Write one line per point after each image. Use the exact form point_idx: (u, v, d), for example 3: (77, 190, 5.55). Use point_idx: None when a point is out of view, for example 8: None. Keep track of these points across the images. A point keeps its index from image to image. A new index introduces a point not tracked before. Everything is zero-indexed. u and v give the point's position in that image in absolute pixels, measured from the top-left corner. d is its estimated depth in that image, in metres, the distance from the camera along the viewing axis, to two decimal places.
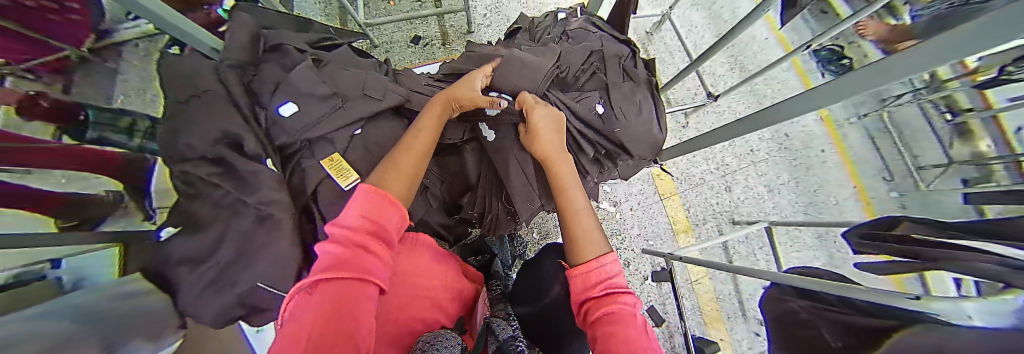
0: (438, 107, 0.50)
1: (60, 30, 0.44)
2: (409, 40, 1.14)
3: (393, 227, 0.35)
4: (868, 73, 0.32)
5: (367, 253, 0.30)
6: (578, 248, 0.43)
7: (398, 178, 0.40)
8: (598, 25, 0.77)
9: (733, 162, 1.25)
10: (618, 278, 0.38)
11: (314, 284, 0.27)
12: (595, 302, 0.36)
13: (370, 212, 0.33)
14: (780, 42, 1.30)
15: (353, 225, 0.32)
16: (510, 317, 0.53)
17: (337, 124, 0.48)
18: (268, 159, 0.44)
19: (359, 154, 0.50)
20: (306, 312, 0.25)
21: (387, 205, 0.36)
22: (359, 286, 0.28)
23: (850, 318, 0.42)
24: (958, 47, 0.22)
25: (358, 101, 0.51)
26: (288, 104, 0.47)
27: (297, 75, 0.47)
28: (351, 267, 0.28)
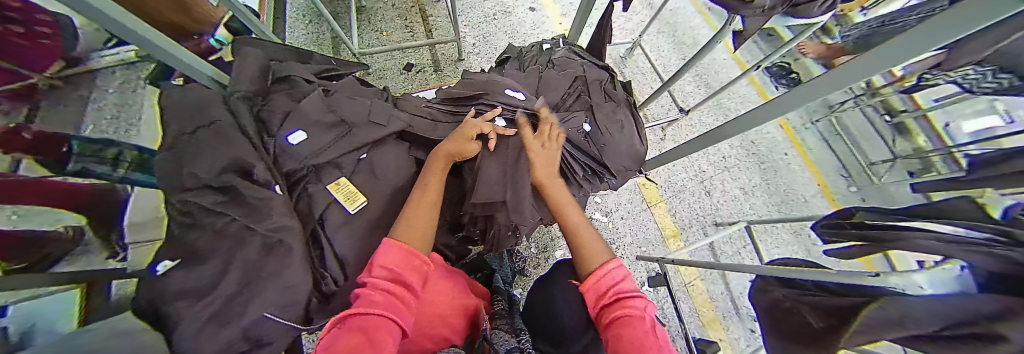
0: (441, 160, 0.54)
1: (32, 55, 0.41)
2: (401, 68, 1.19)
3: (409, 268, 0.40)
4: (852, 68, 0.36)
5: (392, 296, 0.36)
6: (583, 258, 0.46)
7: (415, 229, 0.45)
8: (579, 54, 0.85)
9: (709, 169, 1.35)
10: (624, 284, 0.41)
11: (346, 320, 0.33)
12: (606, 309, 0.39)
13: (391, 260, 0.40)
14: (737, 63, 1.47)
15: (381, 276, 0.38)
16: (517, 330, 0.55)
17: (345, 149, 0.51)
18: (277, 185, 0.45)
19: (364, 178, 0.52)
20: (338, 340, 0.29)
21: (406, 255, 0.41)
22: (381, 320, 0.32)
23: (820, 301, 0.48)
24: (933, 35, 0.26)
25: (363, 127, 0.53)
26: (297, 132, 0.48)
27: (308, 104, 0.50)
28: (375, 306, 0.34)
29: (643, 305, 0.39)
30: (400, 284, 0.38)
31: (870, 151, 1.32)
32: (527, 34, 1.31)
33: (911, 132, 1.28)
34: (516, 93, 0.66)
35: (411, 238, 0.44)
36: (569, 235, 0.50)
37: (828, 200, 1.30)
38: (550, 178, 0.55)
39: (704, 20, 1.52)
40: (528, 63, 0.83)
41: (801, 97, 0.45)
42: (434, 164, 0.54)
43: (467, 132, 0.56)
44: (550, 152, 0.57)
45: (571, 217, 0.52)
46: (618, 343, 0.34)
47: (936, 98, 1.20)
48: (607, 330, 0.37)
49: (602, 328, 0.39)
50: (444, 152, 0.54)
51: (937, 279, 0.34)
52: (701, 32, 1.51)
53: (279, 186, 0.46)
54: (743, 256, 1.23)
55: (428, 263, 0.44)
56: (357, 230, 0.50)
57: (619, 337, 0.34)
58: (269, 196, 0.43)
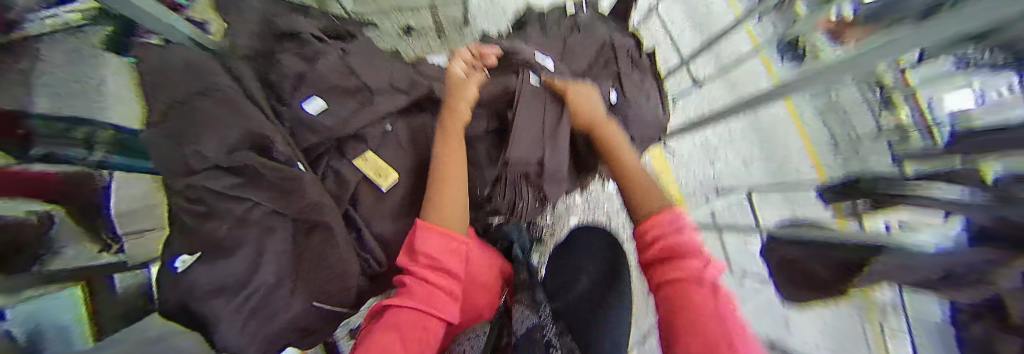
0: (449, 121, 0.49)
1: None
2: (401, 31, 1.07)
3: (448, 252, 0.39)
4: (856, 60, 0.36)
5: (432, 288, 0.36)
6: (644, 202, 0.47)
7: (451, 218, 0.41)
8: (605, 18, 0.78)
9: (716, 143, 1.36)
10: (686, 242, 0.40)
11: (391, 310, 0.35)
12: (662, 263, 0.40)
13: (428, 244, 0.38)
14: None
15: (420, 263, 0.37)
16: (539, 304, 0.53)
17: (370, 121, 0.46)
18: (299, 163, 0.41)
19: (392, 154, 0.49)
20: (385, 337, 0.32)
21: (442, 238, 0.39)
22: (421, 316, 0.34)
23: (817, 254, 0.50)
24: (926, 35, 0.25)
25: (385, 96, 0.47)
26: (315, 99, 0.43)
27: (325, 66, 0.44)
28: (416, 300, 0.35)
29: (704, 265, 0.38)
30: (440, 270, 0.37)
31: None
32: None
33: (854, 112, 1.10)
34: (546, 59, 0.60)
35: (447, 215, 0.41)
36: (625, 185, 0.50)
37: None
38: (606, 123, 0.54)
39: None
40: (550, 27, 0.76)
41: (827, 76, 0.45)
42: (448, 126, 0.49)
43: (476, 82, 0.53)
44: (592, 104, 0.55)
45: (626, 161, 0.51)
46: (676, 299, 0.36)
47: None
48: (659, 288, 0.40)
49: (652, 285, 0.42)
50: (458, 107, 0.50)
51: (944, 235, 0.35)
52: None
53: (301, 164, 0.42)
54: None
55: (467, 240, 0.42)
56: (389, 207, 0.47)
57: (670, 294, 0.37)
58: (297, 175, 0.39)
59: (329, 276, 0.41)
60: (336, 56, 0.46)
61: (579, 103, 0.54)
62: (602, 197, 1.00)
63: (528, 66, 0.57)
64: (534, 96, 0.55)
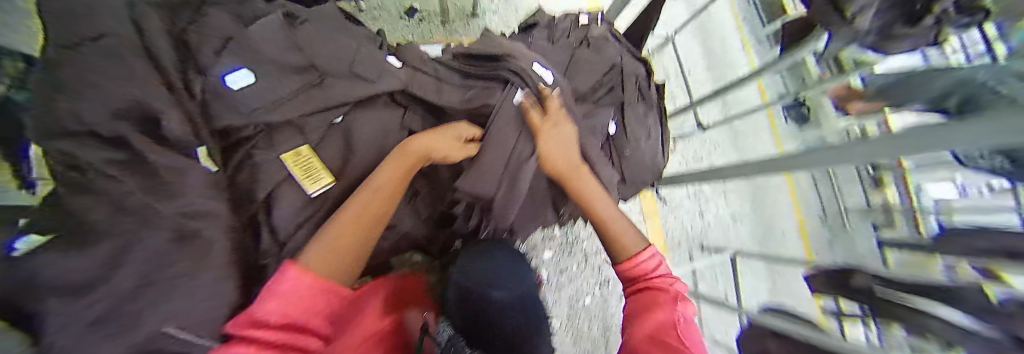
0: (409, 160, 0.43)
1: None
2: (402, 12, 1.01)
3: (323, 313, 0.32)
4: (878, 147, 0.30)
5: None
6: (616, 242, 0.48)
7: (345, 271, 0.34)
8: (618, 38, 0.72)
9: (709, 190, 1.34)
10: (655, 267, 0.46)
11: None
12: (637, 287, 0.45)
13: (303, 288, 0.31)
14: None
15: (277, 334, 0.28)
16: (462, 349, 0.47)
17: (309, 106, 0.40)
18: (200, 147, 0.34)
19: (334, 152, 0.44)
20: None
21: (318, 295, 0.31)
22: None
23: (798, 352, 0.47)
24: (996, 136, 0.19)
25: (339, 79, 0.42)
26: (240, 72, 0.36)
27: (262, 34, 0.38)
28: None
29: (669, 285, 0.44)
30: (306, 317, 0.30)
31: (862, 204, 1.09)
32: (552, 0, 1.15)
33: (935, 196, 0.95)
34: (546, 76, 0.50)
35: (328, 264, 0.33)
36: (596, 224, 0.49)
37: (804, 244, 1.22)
38: (579, 174, 0.48)
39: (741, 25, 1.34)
40: (558, 36, 0.70)
41: (825, 156, 0.38)
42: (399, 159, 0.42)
43: (455, 132, 0.46)
44: (567, 154, 0.48)
45: (599, 207, 0.48)
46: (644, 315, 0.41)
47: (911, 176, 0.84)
48: (632, 292, 0.45)
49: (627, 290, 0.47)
50: (412, 147, 0.44)
51: None
52: (732, 39, 1.35)
53: (205, 147, 0.34)
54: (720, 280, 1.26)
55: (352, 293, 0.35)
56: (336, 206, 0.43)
57: (640, 299, 0.43)
58: (192, 164, 0.32)
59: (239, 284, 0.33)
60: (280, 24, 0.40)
61: (550, 148, 0.46)
62: (584, 233, 1.04)
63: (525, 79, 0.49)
64: (506, 120, 0.47)
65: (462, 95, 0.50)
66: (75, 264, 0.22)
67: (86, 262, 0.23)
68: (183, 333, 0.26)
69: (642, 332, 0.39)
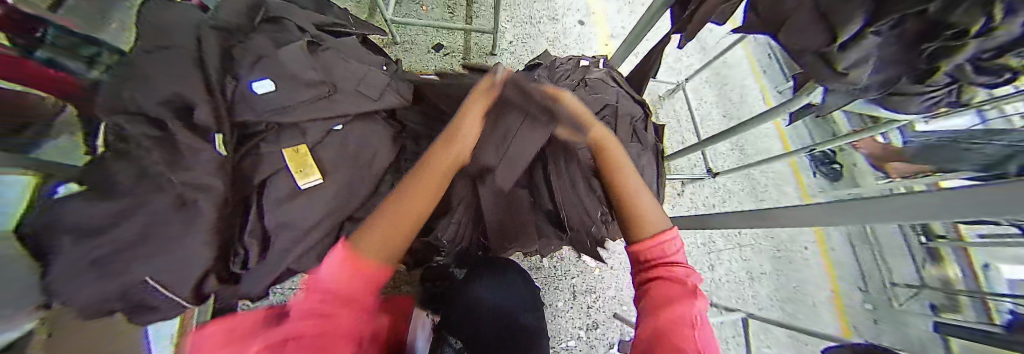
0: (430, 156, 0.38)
1: None
2: (431, 46, 1.17)
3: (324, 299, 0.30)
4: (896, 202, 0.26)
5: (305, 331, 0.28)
6: (637, 226, 0.40)
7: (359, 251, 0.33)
8: (617, 81, 0.77)
9: (719, 241, 1.26)
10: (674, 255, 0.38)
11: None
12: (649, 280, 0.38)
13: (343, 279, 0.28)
14: (781, 137, 1.32)
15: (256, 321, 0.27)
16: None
17: (315, 113, 0.45)
18: (218, 135, 0.38)
19: (330, 153, 0.45)
20: None
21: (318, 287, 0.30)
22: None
23: None
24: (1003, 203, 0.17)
25: (347, 94, 0.48)
26: (264, 81, 0.41)
27: (286, 54, 0.44)
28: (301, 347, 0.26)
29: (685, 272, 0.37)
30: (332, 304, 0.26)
31: (894, 268, 1.19)
32: (567, 46, 1.25)
33: (943, 261, 1.13)
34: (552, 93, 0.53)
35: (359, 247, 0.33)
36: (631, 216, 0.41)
37: (838, 315, 1.19)
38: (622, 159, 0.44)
39: (759, 81, 1.39)
40: (559, 75, 0.75)
41: (840, 213, 0.36)
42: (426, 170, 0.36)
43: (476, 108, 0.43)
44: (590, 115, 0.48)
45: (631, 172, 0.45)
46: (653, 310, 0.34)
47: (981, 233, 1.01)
48: (643, 277, 0.39)
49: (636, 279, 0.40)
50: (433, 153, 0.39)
51: None
52: (751, 91, 1.38)
53: (222, 135, 0.38)
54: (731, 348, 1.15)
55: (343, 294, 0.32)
56: (319, 204, 0.44)
57: (650, 292, 0.36)
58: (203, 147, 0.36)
59: (218, 254, 0.36)
60: (302, 47, 0.46)
61: (578, 109, 0.47)
62: (574, 270, 1.02)
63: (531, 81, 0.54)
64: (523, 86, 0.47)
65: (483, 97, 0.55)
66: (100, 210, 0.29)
67: (102, 214, 0.29)
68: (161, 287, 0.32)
69: (648, 328, 0.33)
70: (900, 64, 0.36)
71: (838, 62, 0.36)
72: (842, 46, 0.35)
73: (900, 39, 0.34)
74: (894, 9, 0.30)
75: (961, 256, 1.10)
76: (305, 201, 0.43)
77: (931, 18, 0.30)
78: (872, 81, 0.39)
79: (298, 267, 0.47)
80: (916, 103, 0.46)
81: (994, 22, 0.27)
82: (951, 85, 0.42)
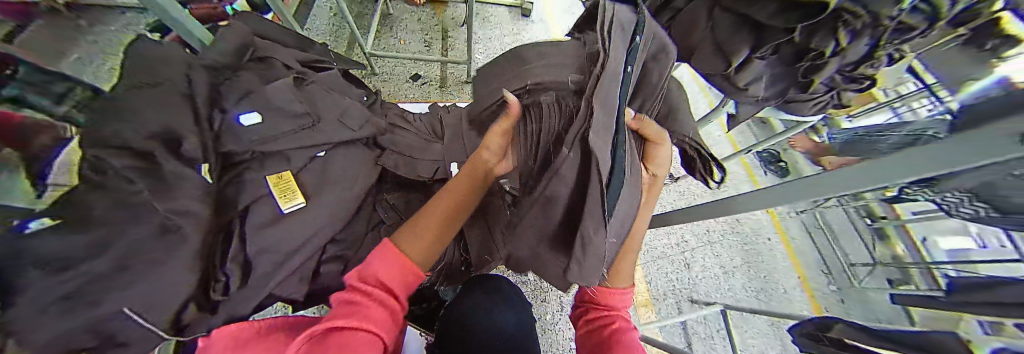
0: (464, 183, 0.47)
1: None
2: (409, 76, 1.25)
3: (398, 271, 0.43)
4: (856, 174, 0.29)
5: (362, 306, 0.38)
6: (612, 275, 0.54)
7: (415, 238, 0.45)
8: None
9: (691, 240, 1.36)
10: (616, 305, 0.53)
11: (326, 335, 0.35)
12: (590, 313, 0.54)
13: (376, 267, 0.42)
14: (730, 143, 1.48)
15: (357, 283, 0.41)
16: None
17: (297, 144, 0.48)
18: (205, 164, 0.40)
19: (313, 177, 0.49)
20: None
21: (393, 259, 0.42)
22: (364, 336, 0.36)
23: None
24: (934, 160, 0.20)
25: (330, 124, 0.52)
26: (252, 114, 0.45)
27: (273, 89, 0.48)
28: (357, 317, 0.37)
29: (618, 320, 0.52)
30: (363, 292, 0.40)
31: (851, 251, 1.33)
32: None
33: (890, 237, 1.22)
34: (671, 44, 0.41)
35: (417, 251, 0.45)
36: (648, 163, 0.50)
37: (809, 299, 1.31)
38: (660, 187, 0.53)
39: (706, 97, 1.58)
40: None
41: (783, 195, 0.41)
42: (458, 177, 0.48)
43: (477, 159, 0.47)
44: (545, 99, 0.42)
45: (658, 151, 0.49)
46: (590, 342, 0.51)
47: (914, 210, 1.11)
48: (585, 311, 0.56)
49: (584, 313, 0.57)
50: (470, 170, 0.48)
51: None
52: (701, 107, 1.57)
53: (207, 165, 0.41)
54: (716, 342, 1.20)
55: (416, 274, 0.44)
56: (301, 227, 0.46)
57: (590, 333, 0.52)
58: (189, 175, 0.37)
59: (197, 280, 0.36)
60: (289, 83, 0.50)
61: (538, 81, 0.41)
62: None
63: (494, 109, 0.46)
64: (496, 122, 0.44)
65: (580, 48, 0.41)
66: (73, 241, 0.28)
67: (70, 245, 0.28)
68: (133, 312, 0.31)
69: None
70: (784, 78, 0.50)
71: (742, 79, 0.49)
72: (738, 68, 0.48)
73: (778, 63, 0.48)
74: (771, 40, 0.43)
75: (902, 232, 1.16)
76: (288, 223, 0.45)
77: (798, 45, 0.44)
78: (770, 92, 0.53)
79: (279, 292, 0.47)
80: (810, 107, 0.58)
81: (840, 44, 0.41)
82: (833, 90, 0.54)
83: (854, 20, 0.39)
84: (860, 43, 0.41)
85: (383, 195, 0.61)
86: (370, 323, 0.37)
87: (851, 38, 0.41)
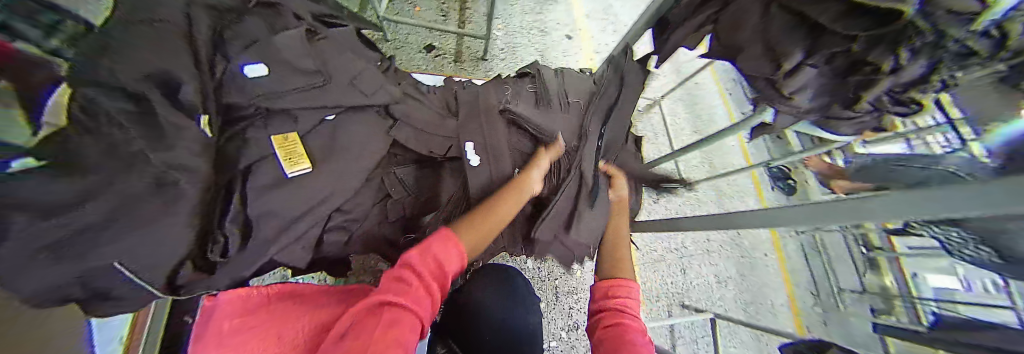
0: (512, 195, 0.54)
1: None
2: (422, 47, 1.18)
3: (451, 259, 0.44)
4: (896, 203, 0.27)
5: (415, 288, 0.40)
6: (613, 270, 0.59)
7: (477, 225, 0.49)
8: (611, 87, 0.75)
9: (690, 246, 1.35)
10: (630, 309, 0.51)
11: (379, 307, 0.37)
12: (609, 312, 0.51)
13: (430, 253, 0.44)
14: (744, 154, 1.46)
15: (413, 259, 0.43)
16: None
17: (305, 103, 0.45)
18: (204, 115, 0.36)
19: (320, 143, 0.46)
20: (363, 332, 0.34)
21: (449, 247, 0.45)
22: (412, 316, 0.36)
23: None
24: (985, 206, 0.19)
25: (342, 87, 0.48)
26: (257, 66, 0.41)
27: (284, 38, 0.44)
28: (410, 297, 0.38)
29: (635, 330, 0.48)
30: (414, 273, 0.42)
31: (841, 278, 1.29)
32: (555, 58, 1.33)
33: (881, 269, 1.20)
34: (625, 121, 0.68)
35: (470, 241, 0.48)
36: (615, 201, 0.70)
37: (793, 316, 1.34)
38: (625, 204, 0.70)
39: (726, 102, 1.52)
40: (547, 79, 0.72)
41: (806, 214, 0.39)
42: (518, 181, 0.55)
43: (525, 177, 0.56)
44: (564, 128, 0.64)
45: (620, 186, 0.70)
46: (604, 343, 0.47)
47: (910, 244, 1.13)
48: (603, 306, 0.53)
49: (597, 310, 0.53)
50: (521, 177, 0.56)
51: None
52: (718, 111, 1.51)
53: (207, 116, 0.37)
54: (699, 346, 1.23)
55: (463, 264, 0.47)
56: (306, 194, 0.44)
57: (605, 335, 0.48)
58: (188, 125, 0.34)
59: (195, 239, 0.34)
60: (299, 35, 0.46)
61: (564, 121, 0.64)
62: (557, 271, 1.05)
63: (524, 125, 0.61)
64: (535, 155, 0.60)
65: (580, 111, 0.67)
66: (58, 190, 0.24)
67: (61, 192, 0.24)
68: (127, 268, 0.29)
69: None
70: (833, 93, 0.44)
71: (786, 87, 0.43)
72: (787, 74, 0.42)
73: (826, 75, 0.42)
74: (827, 46, 0.38)
75: (895, 265, 1.17)
76: (292, 189, 0.42)
77: (855, 57, 0.38)
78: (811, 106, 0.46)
79: (280, 258, 0.45)
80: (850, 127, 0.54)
81: (902, 60, 0.37)
82: (879, 112, 0.49)
83: (920, 37, 0.35)
84: (922, 64, 0.38)
85: (393, 169, 0.58)
86: (415, 305, 0.38)
87: (910, 57, 0.37)
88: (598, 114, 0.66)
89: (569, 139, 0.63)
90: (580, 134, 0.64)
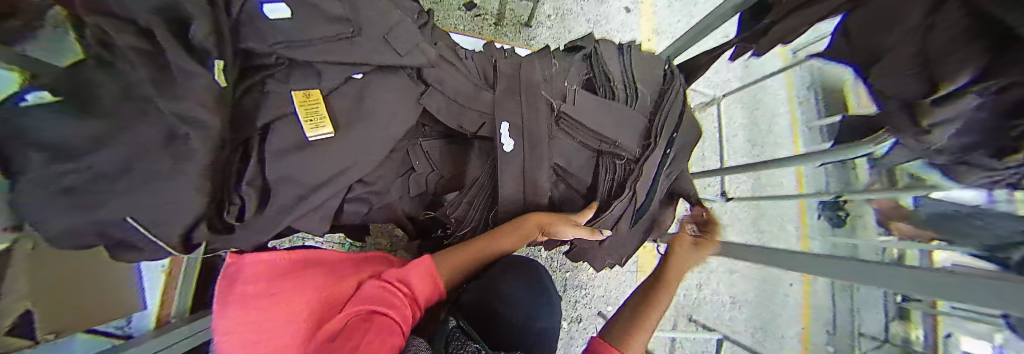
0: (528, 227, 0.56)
1: None
2: (462, 3, 1.07)
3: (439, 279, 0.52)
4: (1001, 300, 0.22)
5: (401, 306, 0.43)
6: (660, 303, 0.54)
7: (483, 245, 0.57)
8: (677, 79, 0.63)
9: (712, 264, 1.27)
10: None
11: (370, 317, 0.39)
12: None
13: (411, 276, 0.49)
14: (798, 174, 1.29)
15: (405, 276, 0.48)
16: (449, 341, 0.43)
17: (331, 56, 0.39)
18: (219, 61, 0.32)
19: (345, 105, 0.42)
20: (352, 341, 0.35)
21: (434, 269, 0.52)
22: (395, 332, 0.38)
23: None
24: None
25: (372, 42, 0.42)
26: (277, 6, 0.35)
27: None
28: (398, 313, 0.41)
29: None
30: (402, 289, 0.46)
31: (865, 321, 1.21)
32: (607, 32, 1.17)
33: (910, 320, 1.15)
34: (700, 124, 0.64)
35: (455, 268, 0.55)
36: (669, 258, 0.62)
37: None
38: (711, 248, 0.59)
39: (794, 110, 1.31)
40: (603, 61, 0.62)
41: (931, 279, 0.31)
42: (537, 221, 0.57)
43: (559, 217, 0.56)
44: (621, 119, 0.57)
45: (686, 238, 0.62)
46: None
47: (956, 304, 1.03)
48: None
49: None
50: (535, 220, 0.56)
51: None
52: (782, 120, 1.32)
53: (222, 62, 0.32)
54: None
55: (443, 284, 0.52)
56: (328, 159, 0.40)
57: None
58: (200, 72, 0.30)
59: (209, 200, 0.32)
60: None
61: (631, 117, 0.57)
62: (570, 265, 1.03)
63: (587, 119, 0.55)
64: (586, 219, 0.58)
65: (657, 98, 0.61)
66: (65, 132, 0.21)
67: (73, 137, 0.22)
68: (138, 221, 0.27)
69: None
70: (985, 132, 0.33)
71: (929, 115, 0.34)
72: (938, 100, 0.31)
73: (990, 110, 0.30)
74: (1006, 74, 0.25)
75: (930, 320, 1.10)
76: (313, 153, 0.39)
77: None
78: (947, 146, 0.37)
79: (299, 224, 0.44)
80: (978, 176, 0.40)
81: None
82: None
83: None
84: None
85: (419, 141, 0.54)
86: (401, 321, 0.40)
87: None
88: (678, 105, 0.60)
89: (632, 147, 0.58)
90: (648, 138, 0.58)
